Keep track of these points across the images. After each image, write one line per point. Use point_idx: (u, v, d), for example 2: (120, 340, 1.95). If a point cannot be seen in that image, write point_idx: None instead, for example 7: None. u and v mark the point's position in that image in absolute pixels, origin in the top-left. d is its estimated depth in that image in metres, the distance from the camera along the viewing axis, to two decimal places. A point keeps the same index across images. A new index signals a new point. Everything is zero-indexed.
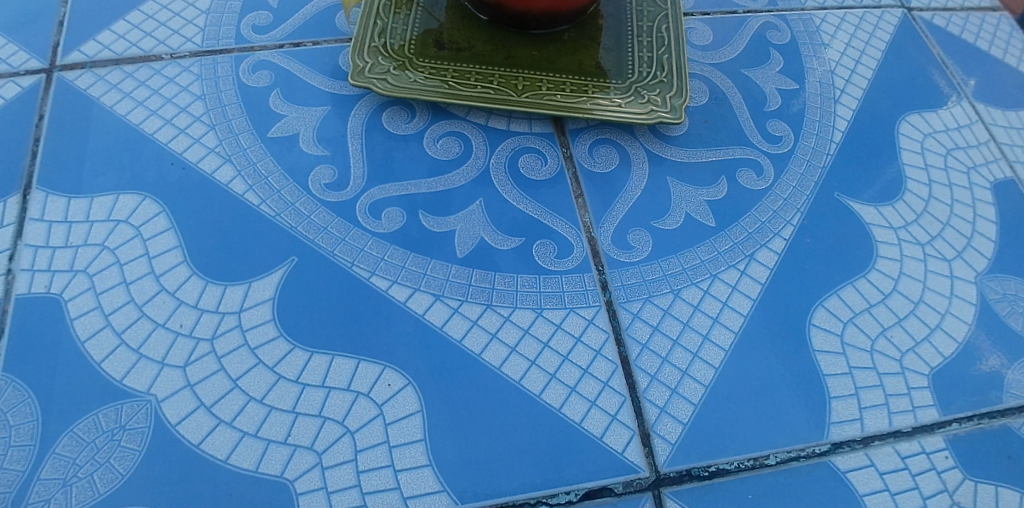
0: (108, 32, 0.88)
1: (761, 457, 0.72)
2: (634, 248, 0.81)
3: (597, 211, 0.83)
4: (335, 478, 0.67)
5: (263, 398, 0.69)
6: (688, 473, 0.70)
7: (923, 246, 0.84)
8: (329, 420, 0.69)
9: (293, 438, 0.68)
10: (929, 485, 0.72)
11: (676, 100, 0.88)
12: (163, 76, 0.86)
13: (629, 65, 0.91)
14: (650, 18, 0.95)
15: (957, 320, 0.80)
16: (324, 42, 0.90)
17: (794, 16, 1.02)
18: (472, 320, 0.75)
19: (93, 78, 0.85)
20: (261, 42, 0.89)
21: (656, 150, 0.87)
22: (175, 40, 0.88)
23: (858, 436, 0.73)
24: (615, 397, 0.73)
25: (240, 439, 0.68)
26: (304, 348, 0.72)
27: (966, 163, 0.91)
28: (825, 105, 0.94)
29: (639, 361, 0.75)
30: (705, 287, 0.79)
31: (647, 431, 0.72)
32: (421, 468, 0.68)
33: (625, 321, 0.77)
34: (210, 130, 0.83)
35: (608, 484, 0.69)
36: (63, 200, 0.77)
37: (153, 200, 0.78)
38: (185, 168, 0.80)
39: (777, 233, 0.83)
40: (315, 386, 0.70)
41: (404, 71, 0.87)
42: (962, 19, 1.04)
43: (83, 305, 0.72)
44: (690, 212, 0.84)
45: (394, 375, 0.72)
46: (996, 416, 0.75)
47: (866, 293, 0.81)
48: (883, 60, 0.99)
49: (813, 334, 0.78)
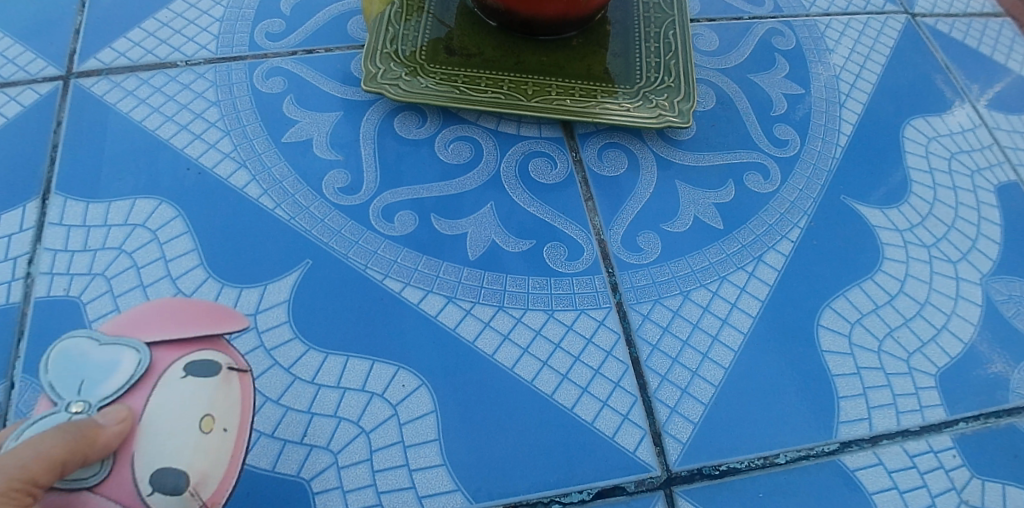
0: (124, 40, 0.90)
1: (771, 456, 0.72)
2: (644, 250, 0.82)
3: (606, 214, 0.84)
4: (350, 478, 0.68)
5: (280, 399, 0.70)
6: (699, 472, 0.71)
7: (929, 248, 0.85)
8: (344, 420, 0.70)
9: (309, 438, 0.69)
10: (937, 484, 0.72)
11: (683, 105, 0.89)
12: (179, 83, 0.87)
13: (637, 71, 0.92)
14: (657, 24, 0.96)
15: (963, 321, 0.81)
16: (336, 48, 0.91)
17: (799, 22, 1.03)
18: (485, 321, 0.76)
19: (109, 85, 0.86)
20: (274, 49, 0.91)
21: (664, 154, 0.88)
22: (189, 47, 0.90)
23: (866, 435, 0.74)
24: (626, 396, 0.74)
25: (257, 438, 0.69)
26: (320, 350, 0.73)
27: (970, 166, 0.92)
28: (831, 110, 0.95)
29: (649, 362, 0.76)
30: (714, 288, 0.80)
31: (658, 431, 0.72)
32: (434, 467, 0.69)
33: (635, 322, 0.78)
34: (225, 135, 0.84)
35: (620, 483, 0.70)
36: (81, 205, 0.78)
37: (170, 204, 0.79)
38: (201, 173, 0.81)
39: (784, 236, 0.84)
40: (330, 387, 0.71)
41: (415, 77, 0.88)
42: (965, 25, 1.06)
43: (100, 308, 0.73)
44: (698, 215, 0.85)
45: (408, 376, 0.72)
46: (1002, 415, 0.76)
47: (873, 294, 0.82)
48: (887, 65, 1.00)
49: (821, 335, 0.79)
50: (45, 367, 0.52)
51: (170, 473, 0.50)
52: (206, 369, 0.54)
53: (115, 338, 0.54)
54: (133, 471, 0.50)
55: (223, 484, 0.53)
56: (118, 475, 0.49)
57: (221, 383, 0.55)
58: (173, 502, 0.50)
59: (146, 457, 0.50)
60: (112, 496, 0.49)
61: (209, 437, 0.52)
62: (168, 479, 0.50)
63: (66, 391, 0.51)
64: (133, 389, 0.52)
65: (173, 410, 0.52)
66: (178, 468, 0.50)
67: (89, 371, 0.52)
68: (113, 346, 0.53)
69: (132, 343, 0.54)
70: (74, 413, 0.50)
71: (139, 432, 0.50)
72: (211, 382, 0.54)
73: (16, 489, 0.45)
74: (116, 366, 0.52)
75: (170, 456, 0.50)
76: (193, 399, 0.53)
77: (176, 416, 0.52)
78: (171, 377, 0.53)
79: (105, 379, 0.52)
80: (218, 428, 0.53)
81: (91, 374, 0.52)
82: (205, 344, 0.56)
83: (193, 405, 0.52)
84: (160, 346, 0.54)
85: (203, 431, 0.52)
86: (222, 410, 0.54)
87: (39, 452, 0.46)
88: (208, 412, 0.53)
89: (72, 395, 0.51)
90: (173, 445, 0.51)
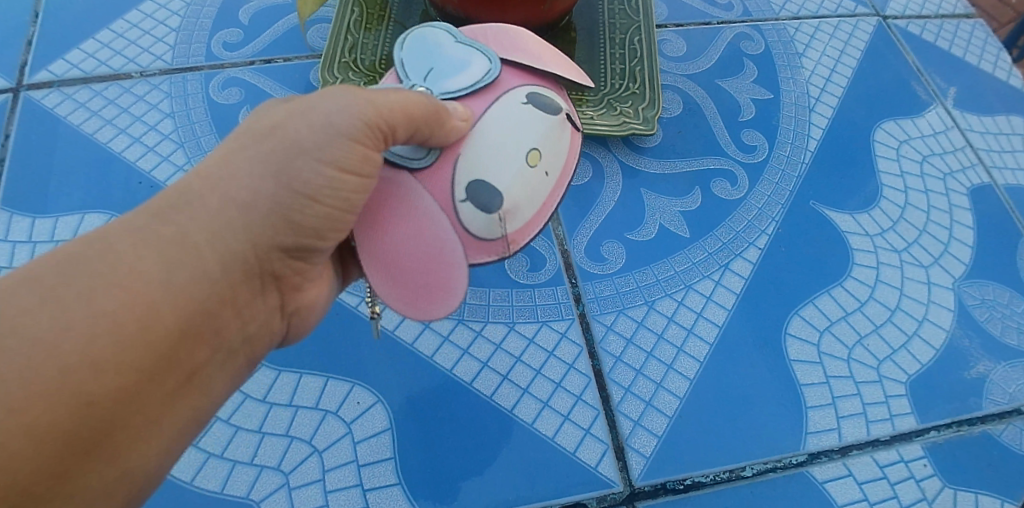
0: (77, 51, 0.88)
1: (737, 469, 0.71)
2: (607, 260, 0.80)
3: (569, 224, 0.82)
4: (302, 499, 0.66)
5: (229, 418, 0.69)
6: (663, 487, 0.69)
7: (900, 253, 0.84)
8: (296, 440, 0.68)
9: (259, 459, 0.67)
10: (908, 494, 0.71)
11: (648, 112, 0.88)
12: (133, 95, 0.85)
13: (602, 78, 0.91)
14: (622, 31, 0.95)
15: (934, 327, 0.80)
16: (295, 58, 0.90)
17: (768, 26, 1.02)
18: (443, 336, 0.75)
19: (61, 97, 0.84)
20: (232, 59, 0.89)
21: (630, 162, 0.87)
22: (144, 58, 0.88)
23: (835, 446, 0.73)
24: (589, 411, 0.72)
25: (205, 460, 0.67)
26: (272, 368, 0.71)
27: (942, 169, 0.91)
28: (800, 114, 0.94)
29: (613, 374, 0.74)
30: (680, 298, 0.79)
31: (621, 444, 0.71)
32: (389, 486, 0.67)
33: (599, 334, 0.76)
34: (179, 147, 0.82)
35: (581, 499, 0.68)
36: (27, 220, 0.76)
37: (120, 219, 0.77)
38: (153, 187, 0.79)
39: (752, 243, 0.83)
40: (283, 406, 0.70)
41: (374, 86, 0.86)
42: (937, 27, 1.05)
43: None
44: (664, 223, 0.83)
45: (363, 393, 0.71)
46: (976, 423, 0.75)
47: (843, 301, 0.80)
48: (858, 68, 0.99)
49: (790, 344, 0.77)
50: (404, 46, 0.58)
51: (484, 189, 0.54)
52: (544, 107, 0.57)
53: (468, 41, 0.58)
54: (454, 174, 0.54)
55: (526, 222, 0.57)
56: (441, 171, 0.54)
57: (553, 127, 0.57)
58: (481, 221, 0.54)
59: (471, 163, 0.54)
60: (432, 187, 0.54)
61: (532, 173, 0.55)
62: (484, 192, 0.54)
63: (416, 73, 0.57)
64: (477, 95, 0.56)
65: (506, 130, 0.55)
66: (496, 191, 0.54)
67: (439, 63, 0.57)
68: (468, 49, 0.57)
69: (484, 51, 0.57)
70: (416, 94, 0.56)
71: (473, 138, 0.54)
72: (545, 123, 0.57)
73: (377, 128, 0.52)
74: (467, 68, 0.57)
75: (492, 175, 0.54)
76: (527, 130, 0.55)
77: (509, 137, 0.55)
78: (512, 99, 0.56)
79: (452, 75, 0.56)
80: (540, 169, 0.56)
81: (442, 66, 0.57)
82: (545, 84, 0.60)
83: (525, 136, 0.55)
84: (508, 69, 0.58)
85: (528, 165, 0.55)
86: (546, 152, 0.56)
87: (402, 104, 0.52)
88: (536, 147, 0.55)
89: (420, 79, 0.57)
90: (495, 164, 0.54)
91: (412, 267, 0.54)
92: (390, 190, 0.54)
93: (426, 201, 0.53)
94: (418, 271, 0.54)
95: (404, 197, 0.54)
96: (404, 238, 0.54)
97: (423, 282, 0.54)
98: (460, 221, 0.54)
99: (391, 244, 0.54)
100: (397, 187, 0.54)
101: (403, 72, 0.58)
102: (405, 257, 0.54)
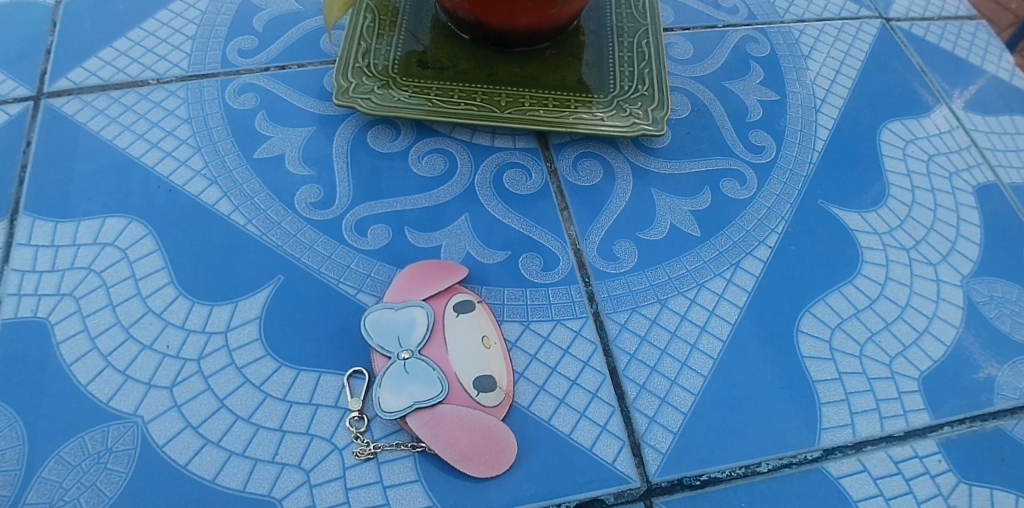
0: (95, 60, 0.89)
1: (753, 464, 0.71)
2: (620, 259, 0.81)
3: (581, 224, 0.83)
4: (323, 496, 0.67)
5: (250, 417, 0.69)
6: (680, 483, 0.70)
7: (909, 250, 0.85)
8: (316, 438, 0.69)
9: (281, 457, 0.68)
10: (923, 490, 0.71)
11: (657, 113, 0.89)
12: (151, 101, 0.87)
13: (610, 80, 0.92)
14: (630, 34, 0.96)
15: (944, 324, 0.80)
16: (310, 64, 0.91)
17: (773, 29, 1.03)
18: None
19: (80, 105, 0.86)
20: (247, 65, 0.90)
21: (639, 162, 0.88)
22: (161, 65, 0.90)
23: (850, 442, 0.73)
24: (604, 408, 0.73)
25: (227, 459, 0.67)
26: (291, 367, 0.72)
27: (948, 169, 0.92)
28: (806, 115, 0.95)
29: (627, 372, 0.75)
30: (692, 296, 0.80)
31: (637, 441, 0.71)
32: (409, 483, 0.68)
33: (613, 332, 0.77)
34: (196, 152, 0.83)
35: (599, 495, 0.69)
36: (50, 225, 0.77)
37: (140, 222, 0.78)
38: (172, 191, 0.80)
39: (762, 242, 0.84)
40: (302, 404, 0.70)
41: (387, 90, 0.88)
42: (940, 28, 1.06)
43: (69, 328, 0.72)
44: (675, 222, 0.84)
45: None
46: (988, 418, 0.75)
47: (853, 298, 0.81)
48: (863, 69, 1.00)
49: (802, 340, 0.78)
50: (368, 333, 0.73)
51: (481, 378, 0.71)
52: (468, 305, 0.75)
53: (400, 303, 0.75)
54: (460, 384, 0.71)
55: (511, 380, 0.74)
56: (453, 390, 0.71)
57: (481, 313, 0.75)
58: (491, 397, 0.71)
59: (465, 372, 0.72)
60: (455, 400, 0.70)
61: (492, 350, 0.73)
62: (486, 381, 0.71)
63: (390, 345, 0.72)
64: (433, 336, 0.73)
65: (463, 339, 0.73)
66: (486, 376, 0.72)
67: (398, 329, 0.73)
68: (405, 308, 0.74)
69: (415, 304, 0.74)
70: (406, 358, 0.72)
71: (453, 359, 0.72)
72: (476, 315, 0.75)
73: None
74: (415, 321, 0.74)
75: (478, 370, 0.72)
76: (471, 328, 0.74)
77: (467, 341, 0.73)
78: (452, 319, 0.74)
79: (411, 331, 0.73)
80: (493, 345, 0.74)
81: (400, 330, 0.73)
82: (456, 287, 0.77)
83: (475, 332, 0.74)
84: (432, 300, 0.75)
85: (488, 348, 0.73)
86: (488, 330, 0.75)
87: None
88: (483, 334, 0.74)
89: (397, 347, 0.72)
90: (473, 360, 0.72)
91: (485, 454, 0.69)
92: (435, 421, 0.69)
93: (458, 412, 0.70)
94: (483, 446, 0.69)
95: (447, 423, 0.69)
96: (463, 437, 0.69)
97: (486, 449, 0.69)
98: (483, 407, 0.70)
99: (462, 452, 0.68)
100: (436, 417, 0.69)
101: (383, 348, 0.72)
102: (473, 448, 0.69)
